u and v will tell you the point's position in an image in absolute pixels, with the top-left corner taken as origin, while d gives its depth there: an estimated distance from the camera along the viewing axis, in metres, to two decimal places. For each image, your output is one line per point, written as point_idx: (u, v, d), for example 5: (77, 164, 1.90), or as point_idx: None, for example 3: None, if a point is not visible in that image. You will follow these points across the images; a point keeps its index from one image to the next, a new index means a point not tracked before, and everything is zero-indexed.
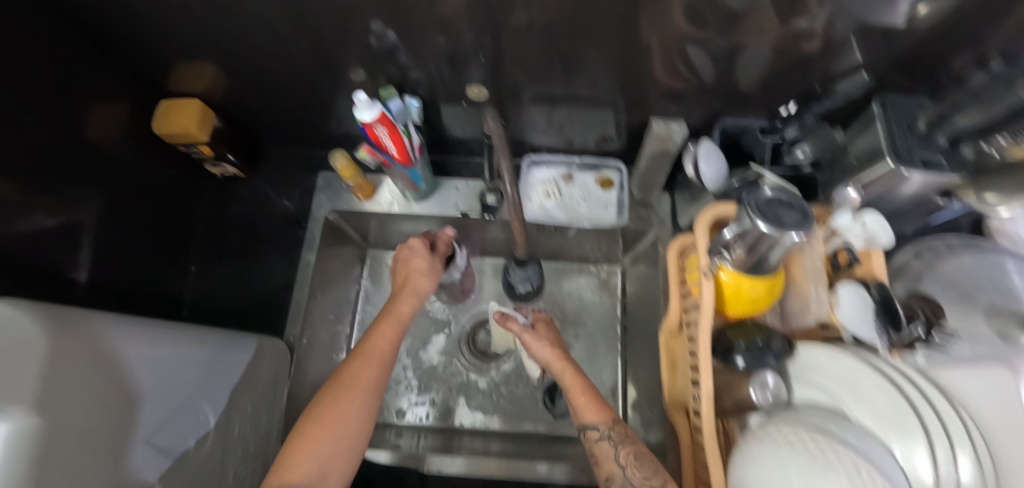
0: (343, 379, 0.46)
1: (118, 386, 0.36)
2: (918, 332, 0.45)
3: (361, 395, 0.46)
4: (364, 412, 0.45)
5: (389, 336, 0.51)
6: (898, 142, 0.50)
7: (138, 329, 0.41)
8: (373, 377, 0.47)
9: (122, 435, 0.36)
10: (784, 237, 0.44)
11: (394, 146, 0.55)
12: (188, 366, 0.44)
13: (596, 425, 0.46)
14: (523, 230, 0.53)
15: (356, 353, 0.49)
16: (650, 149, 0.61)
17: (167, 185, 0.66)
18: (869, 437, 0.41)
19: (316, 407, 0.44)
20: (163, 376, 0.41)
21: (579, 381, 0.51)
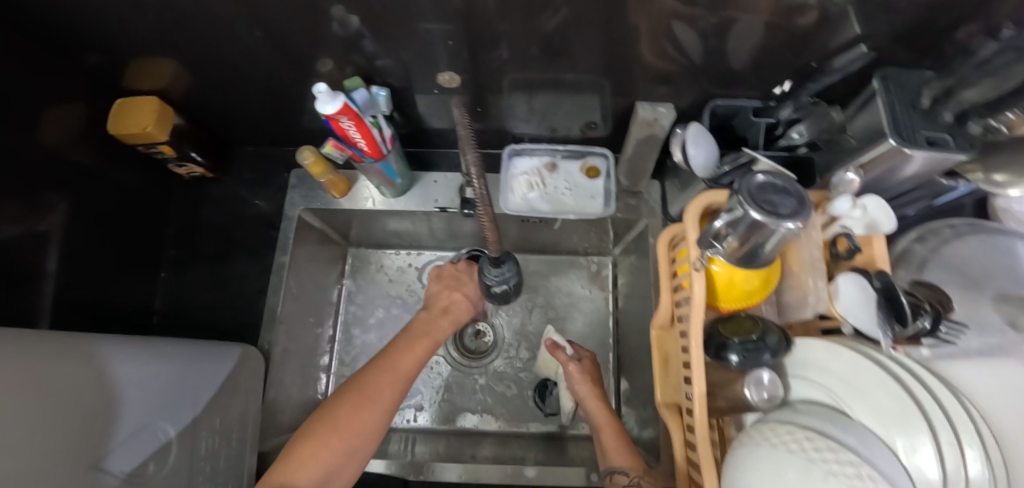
0: (362, 388, 0.46)
1: (49, 412, 0.33)
2: (924, 324, 0.39)
3: (376, 408, 0.45)
4: (378, 422, 0.45)
5: (415, 357, 0.51)
6: (899, 119, 0.47)
7: (71, 348, 0.38)
8: (391, 391, 0.47)
9: (64, 464, 0.33)
10: (779, 227, 0.41)
11: (363, 140, 0.53)
12: (142, 383, 0.41)
13: (626, 472, 0.48)
14: (495, 230, 0.49)
15: (376, 363, 0.48)
16: (637, 135, 0.57)
17: (131, 188, 0.63)
18: (870, 437, 0.38)
19: (331, 412, 0.44)
20: (109, 396, 0.38)
21: (612, 430, 0.54)
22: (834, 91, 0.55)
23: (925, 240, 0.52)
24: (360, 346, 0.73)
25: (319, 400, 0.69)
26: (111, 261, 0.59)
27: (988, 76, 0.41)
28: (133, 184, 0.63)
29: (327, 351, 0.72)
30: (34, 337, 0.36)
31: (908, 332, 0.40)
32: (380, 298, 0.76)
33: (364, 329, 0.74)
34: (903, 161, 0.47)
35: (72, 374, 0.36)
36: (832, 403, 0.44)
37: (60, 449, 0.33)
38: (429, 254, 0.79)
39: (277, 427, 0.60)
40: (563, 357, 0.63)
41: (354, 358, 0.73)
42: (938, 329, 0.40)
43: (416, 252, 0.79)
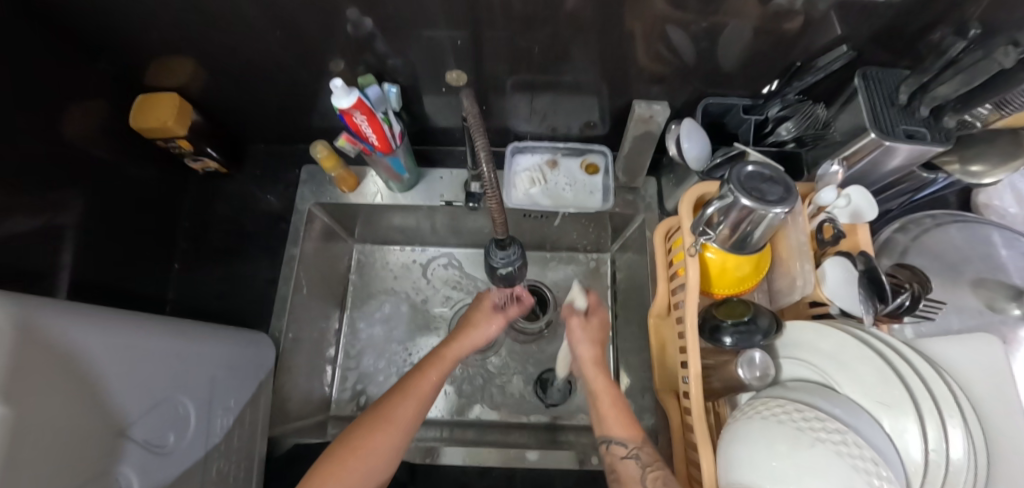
0: (381, 411, 0.49)
1: (87, 379, 0.35)
2: (903, 301, 0.43)
3: (396, 430, 0.48)
4: (396, 444, 0.48)
5: (433, 379, 0.52)
6: (879, 114, 0.50)
7: (109, 321, 0.40)
8: (410, 414, 0.49)
9: (98, 429, 0.36)
10: (768, 213, 0.43)
11: (374, 134, 0.55)
12: (165, 358, 0.44)
13: (622, 442, 0.50)
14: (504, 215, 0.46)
15: (398, 387, 0.51)
16: (634, 131, 0.60)
17: (147, 182, 0.65)
18: (859, 411, 0.40)
19: (352, 435, 0.47)
20: (138, 368, 0.40)
21: (613, 395, 0.54)
22: (818, 90, 0.59)
23: (907, 230, 0.54)
24: (365, 339, 0.75)
25: (325, 391, 0.71)
26: (127, 251, 0.61)
27: (959, 73, 0.44)
28: (150, 179, 0.66)
29: (333, 344, 0.74)
30: (75, 306, 0.38)
31: (889, 309, 0.43)
32: (386, 292, 0.78)
33: (369, 322, 0.76)
34: (886, 154, 0.50)
35: (108, 346, 0.38)
36: (819, 380, 0.46)
37: (95, 415, 0.36)
38: (433, 251, 0.81)
39: (285, 414, 0.61)
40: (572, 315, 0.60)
41: (360, 350, 0.74)
42: (916, 305, 0.43)
43: (420, 248, 0.81)
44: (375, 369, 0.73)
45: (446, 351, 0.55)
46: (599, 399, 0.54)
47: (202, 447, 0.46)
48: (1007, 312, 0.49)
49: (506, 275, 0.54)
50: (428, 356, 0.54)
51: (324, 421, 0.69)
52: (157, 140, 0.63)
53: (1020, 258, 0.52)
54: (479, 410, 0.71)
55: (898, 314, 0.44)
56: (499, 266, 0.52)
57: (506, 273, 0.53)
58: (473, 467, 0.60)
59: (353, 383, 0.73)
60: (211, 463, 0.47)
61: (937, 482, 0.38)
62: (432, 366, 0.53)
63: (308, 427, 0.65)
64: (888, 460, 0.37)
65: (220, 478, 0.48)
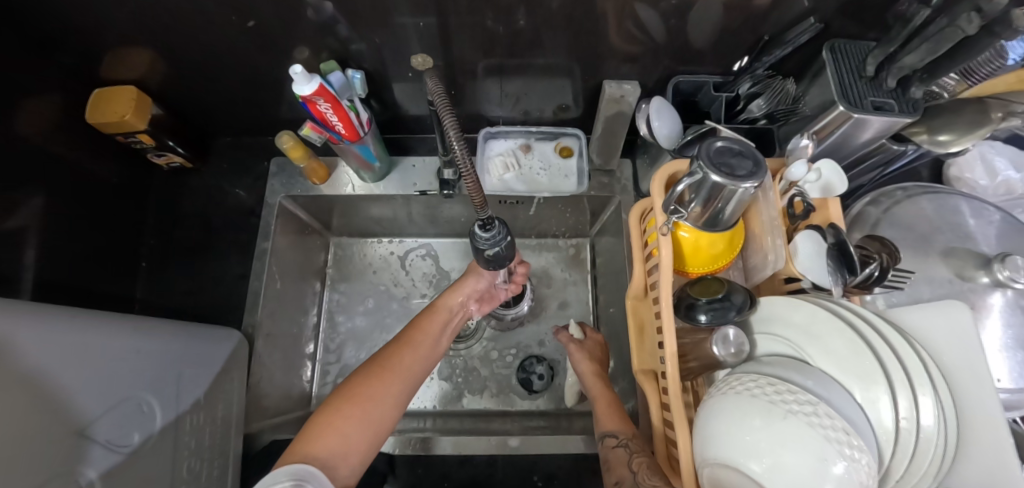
0: (380, 363, 0.47)
1: (32, 381, 0.34)
2: (872, 271, 0.43)
3: (399, 376, 0.47)
4: (398, 396, 0.46)
5: (429, 330, 0.53)
6: (848, 86, 0.50)
7: (54, 321, 0.39)
8: (410, 364, 0.49)
9: (52, 430, 0.34)
10: (738, 188, 0.43)
11: (340, 122, 0.54)
12: (121, 358, 0.42)
13: (615, 434, 0.51)
14: (480, 188, 0.39)
15: (398, 339, 0.50)
16: (606, 112, 0.60)
17: (109, 179, 0.63)
18: (830, 382, 0.40)
19: (348, 386, 0.45)
20: (92, 366, 0.39)
21: (606, 401, 0.56)
22: (789, 65, 0.58)
23: (878, 203, 0.55)
24: (345, 333, 0.74)
25: (305, 387, 0.70)
26: (93, 249, 0.60)
27: (925, 42, 0.43)
28: (113, 175, 0.63)
29: (311, 339, 0.73)
30: (15, 305, 0.37)
31: (857, 280, 0.43)
32: (364, 285, 0.77)
33: (349, 315, 0.75)
34: (857, 127, 0.50)
35: (55, 345, 0.37)
36: (793, 354, 0.45)
37: (47, 415, 0.34)
38: (411, 242, 0.80)
39: (262, 411, 0.60)
40: (567, 337, 0.66)
41: (339, 344, 0.74)
42: (885, 276, 0.43)
43: (398, 239, 0.80)
44: (356, 362, 0.73)
45: (440, 304, 0.56)
46: (597, 402, 0.57)
47: (172, 449, 0.44)
48: (976, 281, 0.49)
49: (493, 257, 0.45)
50: (424, 310, 0.55)
51: (305, 416, 0.69)
52: (117, 136, 0.61)
53: (987, 227, 0.53)
54: (463, 400, 0.71)
55: (867, 285, 0.44)
56: (484, 247, 0.44)
57: (493, 255, 0.45)
58: (453, 456, 0.60)
59: (334, 377, 0.72)
60: (182, 461, 0.46)
61: (909, 449, 0.38)
62: (428, 318, 0.54)
63: (288, 423, 0.65)
64: (859, 429, 0.37)
65: (193, 477, 0.47)
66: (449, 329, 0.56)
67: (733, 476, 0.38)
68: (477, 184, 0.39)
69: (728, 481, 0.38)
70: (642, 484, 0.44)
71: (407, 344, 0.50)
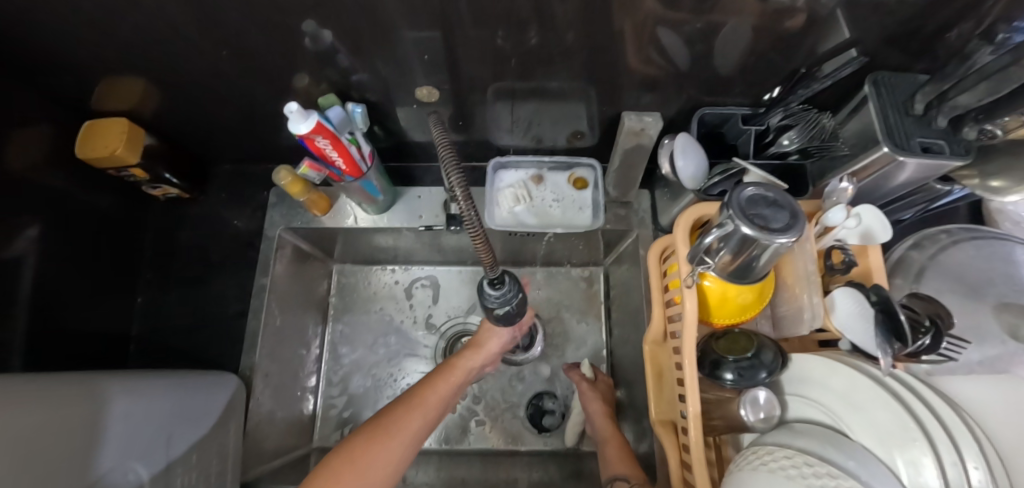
0: (383, 421, 0.45)
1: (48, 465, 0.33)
2: (925, 341, 0.38)
3: (405, 440, 0.44)
4: (401, 459, 0.43)
5: (443, 387, 0.50)
6: (892, 125, 0.46)
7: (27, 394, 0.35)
8: (419, 424, 0.46)
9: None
10: (773, 242, 0.39)
11: (340, 158, 0.51)
12: (104, 430, 0.39)
13: (628, 478, 0.48)
14: (490, 246, 0.36)
15: (408, 396, 0.48)
16: (624, 145, 0.55)
17: (101, 213, 0.60)
18: (873, 460, 0.36)
19: (349, 447, 0.42)
20: (74, 449, 0.36)
21: (618, 445, 0.54)
22: (823, 97, 0.54)
23: (922, 247, 0.51)
24: (349, 366, 0.72)
25: (306, 423, 0.68)
26: (83, 290, 0.56)
27: (983, 80, 0.39)
28: (108, 209, 0.61)
29: (314, 372, 0.70)
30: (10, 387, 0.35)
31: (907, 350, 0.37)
32: (369, 315, 0.75)
33: (351, 347, 0.73)
34: (895, 170, 0.46)
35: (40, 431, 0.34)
36: (829, 422, 0.42)
37: None
38: (417, 270, 0.77)
39: (261, 456, 0.58)
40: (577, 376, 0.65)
41: (342, 378, 0.71)
42: (938, 345, 0.38)
43: (403, 267, 0.77)
44: (360, 397, 0.70)
45: (457, 363, 0.53)
46: (607, 444, 0.55)
47: None
48: None
49: (502, 315, 0.41)
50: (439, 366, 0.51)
51: (307, 454, 0.67)
52: (108, 170, 0.58)
53: None
54: (470, 437, 0.68)
55: (918, 354, 0.39)
56: (494, 306, 0.41)
57: (503, 313, 0.41)
58: None
59: (339, 411, 0.70)
60: None
61: None
62: (443, 375, 0.50)
63: (287, 464, 0.62)
64: None
65: None
66: (462, 387, 0.53)
67: None
68: (485, 241, 0.35)
69: None
70: None
71: (418, 401, 0.47)
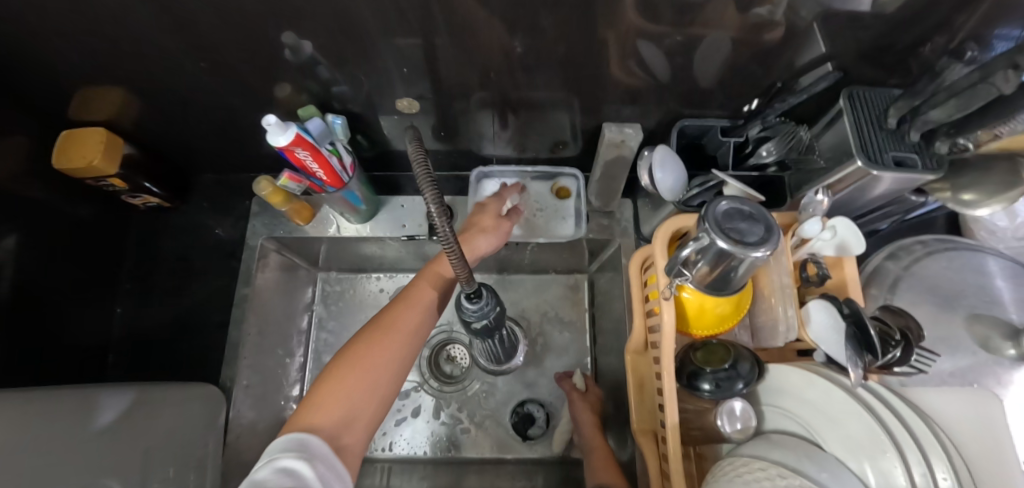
0: (379, 326, 0.45)
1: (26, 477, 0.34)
2: (895, 353, 0.38)
3: (403, 342, 0.45)
4: (403, 353, 0.44)
5: (430, 290, 0.50)
6: (867, 139, 0.46)
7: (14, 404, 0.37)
8: (412, 320, 0.46)
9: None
10: (747, 255, 0.40)
11: (321, 169, 0.51)
12: (86, 445, 0.40)
13: (609, 486, 0.49)
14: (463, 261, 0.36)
15: (396, 304, 0.48)
16: (605, 156, 0.56)
17: (80, 223, 0.59)
18: (846, 471, 0.37)
19: (350, 349, 0.42)
20: (49, 461, 0.37)
21: (604, 455, 0.55)
22: (800, 110, 0.55)
23: (898, 258, 0.52)
24: None
25: None
26: (61, 303, 0.56)
27: (954, 97, 0.40)
28: (87, 219, 0.60)
29: (297, 381, 0.70)
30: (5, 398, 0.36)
31: (879, 363, 0.38)
32: (354, 324, 0.74)
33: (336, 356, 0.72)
34: (870, 182, 0.47)
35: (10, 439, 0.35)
36: (804, 433, 0.43)
37: None
38: (402, 278, 0.77)
39: (243, 467, 0.57)
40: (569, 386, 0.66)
41: None
42: (909, 357, 0.39)
43: (388, 275, 0.77)
44: None
45: (437, 270, 0.52)
46: (595, 453, 0.55)
47: None
48: (1002, 354, 0.46)
49: (481, 328, 0.41)
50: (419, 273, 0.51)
51: None
52: (87, 180, 0.57)
53: (1016, 289, 0.49)
54: (455, 446, 0.67)
55: (889, 366, 0.39)
56: (471, 320, 0.41)
57: (481, 327, 0.41)
58: None
59: None
60: None
61: None
62: (426, 281, 0.50)
63: None
64: None
65: None
66: (450, 288, 0.53)
67: None
68: (460, 256, 0.36)
69: None
70: None
71: (406, 307, 0.47)
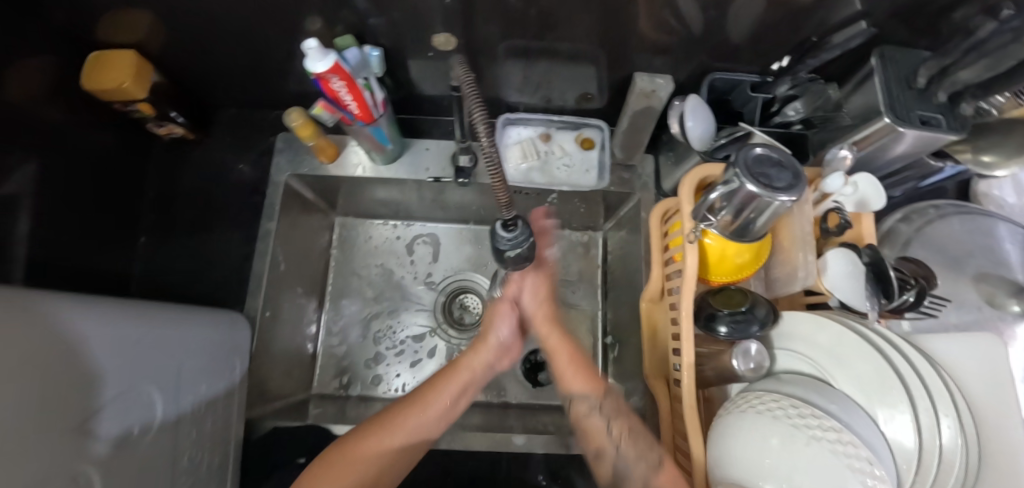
0: (383, 417, 0.48)
1: (91, 371, 0.35)
2: (909, 298, 0.42)
3: (401, 431, 0.47)
4: (395, 458, 0.46)
5: (445, 390, 0.51)
6: (896, 98, 0.47)
7: (52, 312, 0.33)
8: (417, 423, 0.48)
9: (72, 431, 0.32)
10: (773, 201, 0.41)
11: (353, 102, 0.51)
12: (137, 352, 0.40)
13: (584, 397, 0.51)
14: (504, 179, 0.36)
15: (408, 399, 0.50)
16: (634, 106, 0.56)
17: (104, 151, 0.59)
18: (853, 406, 0.40)
19: (350, 439, 0.46)
20: (111, 359, 0.37)
21: (568, 351, 0.55)
22: (829, 71, 0.55)
23: (911, 220, 0.53)
24: (349, 316, 0.73)
25: (306, 370, 0.69)
26: (89, 228, 0.56)
27: (983, 58, 0.41)
28: (111, 147, 0.60)
29: (314, 321, 0.71)
30: (70, 299, 0.36)
31: (891, 305, 0.42)
32: (370, 269, 0.75)
33: (352, 299, 0.74)
34: (892, 141, 0.48)
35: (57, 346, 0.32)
36: (814, 373, 0.44)
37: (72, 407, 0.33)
38: (418, 226, 0.78)
39: (264, 397, 0.59)
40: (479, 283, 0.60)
41: (342, 327, 0.72)
42: (921, 303, 0.41)
43: (405, 223, 0.77)
44: (359, 348, 0.71)
45: (462, 362, 0.54)
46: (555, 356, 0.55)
47: (173, 434, 0.43)
48: (1007, 310, 0.48)
49: (513, 258, 0.43)
50: (445, 369, 0.53)
51: (306, 399, 0.68)
52: (114, 104, 0.57)
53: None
54: None
55: (901, 310, 0.42)
56: (507, 250, 0.42)
57: (514, 257, 0.43)
58: (459, 450, 0.59)
59: (338, 359, 0.71)
60: (184, 452, 0.45)
61: (927, 479, 0.38)
62: (447, 379, 0.52)
63: (288, 407, 0.63)
64: (880, 456, 0.37)
65: (194, 467, 0.46)
66: (469, 390, 0.54)
67: None
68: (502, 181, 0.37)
69: None
70: (625, 456, 0.45)
71: (419, 402, 0.50)
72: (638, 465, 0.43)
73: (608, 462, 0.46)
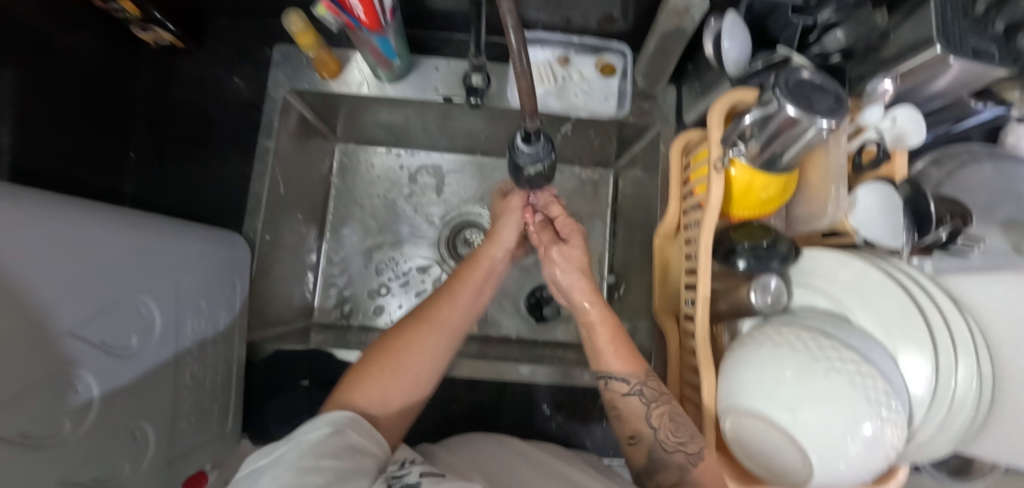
0: (420, 314, 0.47)
1: (76, 277, 0.32)
2: (942, 234, 0.42)
3: (440, 329, 0.46)
4: (441, 353, 0.46)
5: (472, 281, 0.52)
6: (949, 25, 0.42)
7: (30, 213, 0.30)
8: (454, 316, 0.48)
9: (64, 334, 0.31)
10: (811, 126, 0.38)
11: (360, 5, 0.46)
12: (130, 262, 0.38)
13: (623, 378, 0.45)
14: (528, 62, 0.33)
15: (435, 296, 0.49)
16: (663, 26, 0.51)
17: (91, 53, 0.53)
18: (874, 344, 0.39)
19: (388, 338, 0.45)
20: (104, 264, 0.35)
21: (609, 327, 0.48)
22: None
23: (942, 163, 0.51)
24: (350, 246, 0.71)
25: (307, 298, 0.67)
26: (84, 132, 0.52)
27: None
28: (99, 50, 0.55)
29: (314, 250, 0.69)
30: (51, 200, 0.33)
31: (923, 241, 0.42)
32: (371, 199, 0.73)
33: (353, 229, 0.72)
34: (935, 74, 0.45)
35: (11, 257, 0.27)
36: (832, 309, 0.43)
37: (60, 312, 0.31)
38: (422, 156, 0.74)
39: (266, 321, 0.59)
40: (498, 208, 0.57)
41: (343, 257, 0.71)
42: (952, 240, 0.42)
43: (408, 152, 0.74)
44: (361, 279, 0.70)
45: (481, 255, 0.55)
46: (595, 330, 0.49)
47: (171, 349, 0.42)
48: None
49: (533, 176, 0.40)
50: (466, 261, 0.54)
51: (307, 328, 0.67)
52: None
53: None
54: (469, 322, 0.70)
55: (930, 247, 0.43)
56: (526, 167, 0.40)
57: (533, 175, 0.40)
58: (462, 378, 0.59)
59: (339, 289, 0.70)
60: (184, 367, 0.44)
61: (938, 411, 0.38)
62: (470, 269, 0.53)
63: (290, 333, 0.63)
64: (898, 390, 0.37)
65: (195, 383, 0.46)
66: (491, 282, 0.55)
67: (756, 424, 0.38)
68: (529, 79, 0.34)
69: (747, 427, 0.38)
70: (662, 442, 0.41)
71: (446, 297, 0.49)
72: (675, 453, 0.40)
73: (644, 450, 0.43)
